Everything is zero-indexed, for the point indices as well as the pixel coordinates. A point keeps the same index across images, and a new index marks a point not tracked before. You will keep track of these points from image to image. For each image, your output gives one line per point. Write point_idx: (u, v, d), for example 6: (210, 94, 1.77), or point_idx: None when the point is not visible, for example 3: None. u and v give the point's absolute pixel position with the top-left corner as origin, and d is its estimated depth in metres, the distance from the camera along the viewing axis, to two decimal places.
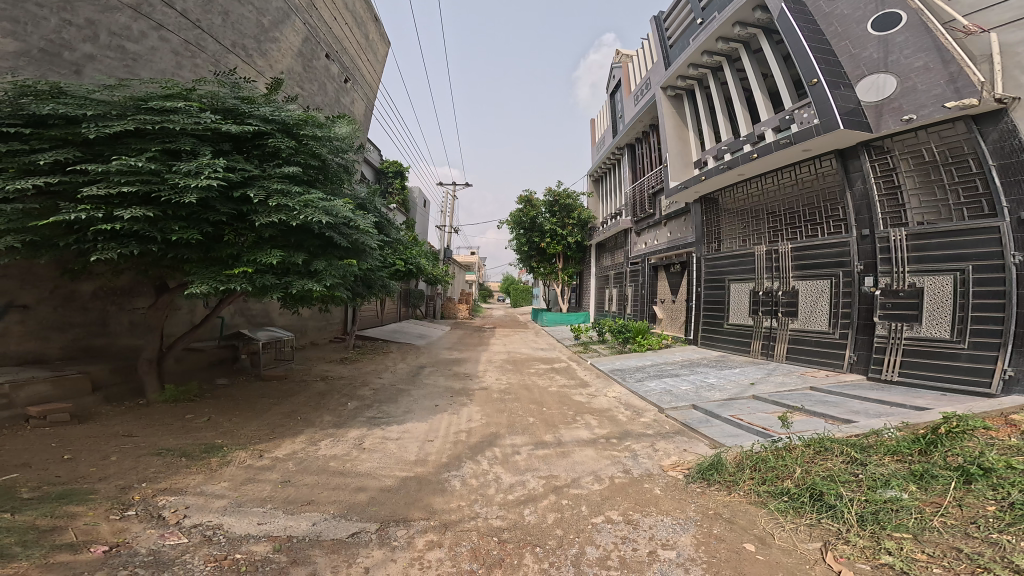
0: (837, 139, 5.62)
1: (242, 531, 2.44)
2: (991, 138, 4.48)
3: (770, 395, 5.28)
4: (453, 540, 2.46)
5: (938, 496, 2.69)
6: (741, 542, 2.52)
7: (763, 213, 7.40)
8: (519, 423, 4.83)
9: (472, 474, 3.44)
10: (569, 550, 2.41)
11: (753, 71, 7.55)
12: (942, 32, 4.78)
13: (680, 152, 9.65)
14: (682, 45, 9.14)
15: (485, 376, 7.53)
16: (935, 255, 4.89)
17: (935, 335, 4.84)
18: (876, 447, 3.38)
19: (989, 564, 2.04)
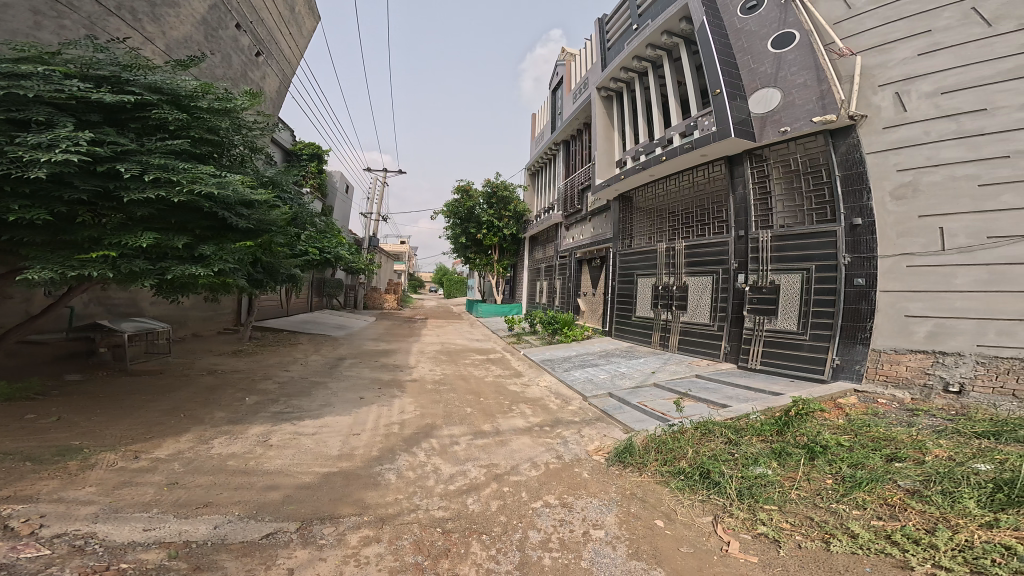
0: (729, 146, 6.33)
1: (125, 539, 2.17)
2: (840, 151, 5.29)
3: (669, 382, 5.87)
4: (392, 534, 2.43)
5: (793, 471, 3.23)
6: (654, 519, 2.82)
7: (666, 214, 8.11)
8: (456, 414, 4.84)
9: (409, 466, 3.40)
10: (513, 535, 2.52)
11: (672, 79, 8.14)
12: (823, 52, 5.48)
13: (606, 151, 10.24)
14: (616, 50, 9.61)
15: (417, 367, 7.40)
16: (791, 254, 5.73)
17: (785, 328, 5.71)
18: (746, 428, 3.96)
19: (834, 530, 2.52)
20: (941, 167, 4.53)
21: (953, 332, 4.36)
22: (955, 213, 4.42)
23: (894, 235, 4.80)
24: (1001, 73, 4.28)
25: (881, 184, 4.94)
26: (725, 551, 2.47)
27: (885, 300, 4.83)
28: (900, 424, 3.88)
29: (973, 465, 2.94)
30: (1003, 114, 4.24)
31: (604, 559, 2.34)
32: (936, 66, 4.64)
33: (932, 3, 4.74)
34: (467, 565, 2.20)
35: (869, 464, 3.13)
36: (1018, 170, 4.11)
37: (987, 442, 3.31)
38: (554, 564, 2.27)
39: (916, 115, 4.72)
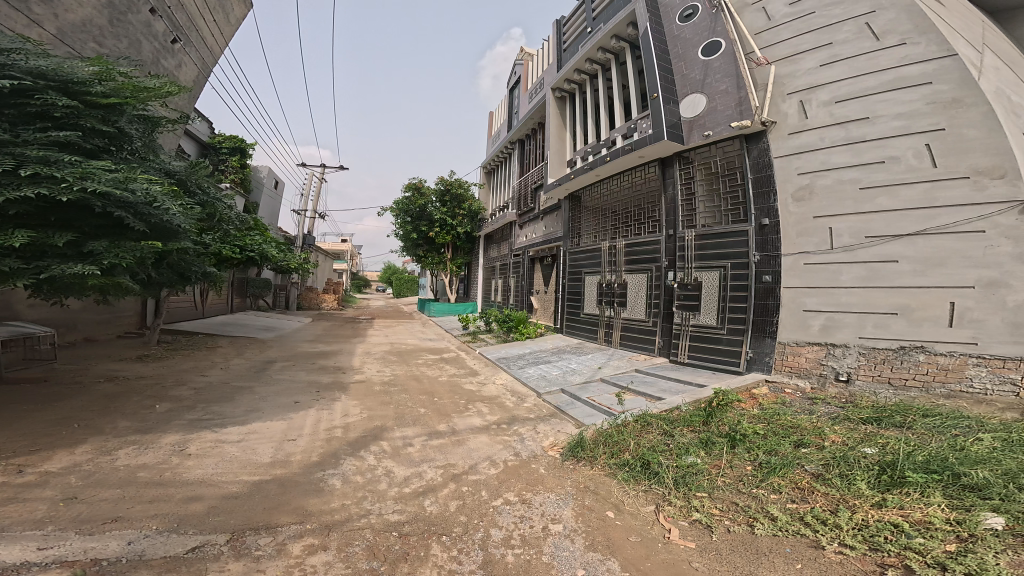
0: (663, 149, 6.75)
1: (15, 560, 1.89)
2: (753, 154, 5.79)
3: (615, 377, 6.11)
4: (341, 541, 2.30)
5: (719, 459, 3.48)
6: (605, 510, 2.91)
7: (610, 213, 8.45)
8: (409, 415, 4.70)
9: (356, 470, 3.24)
10: (475, 535, 2.49)
11: (618, 83, 8.47)
12: (744, 61, 5.93)
13: (557, 150, 10.43)
14: (571, 52, 9.84)
15: (363, 368, 7.10)
16: (710, 253, 6.20)
17: (707, 322, 6.15)
18: (679, 419, 4.23)
19: (757, 514, 2.73)
20: (831, 171, 5.07)
21: (841, 325, 4.89)
22: (841, 214, 4.96)
23: (794, 235, 5.31)
24: (883, 84, 4.83)
25: (783, 187, 5.46)
26: (668, 538, 2.59)
27: (788, 295, 5.35)
28: (802, 412, 4.34)
29: (862, 449, 3.32)
30: (881, 123, 4.77)
31: (564, 553, 2.38)
32: (834, 76, 5.17)
33: (834, 18, 5.29)
34: (427, 568, 2.14)
35: (780, 450, 3.44)
36: (891, 174, 4.66)
37: (872, 427, 3.78)
38: (517, 561, 2.28)
39: (815, 122, 5.25)
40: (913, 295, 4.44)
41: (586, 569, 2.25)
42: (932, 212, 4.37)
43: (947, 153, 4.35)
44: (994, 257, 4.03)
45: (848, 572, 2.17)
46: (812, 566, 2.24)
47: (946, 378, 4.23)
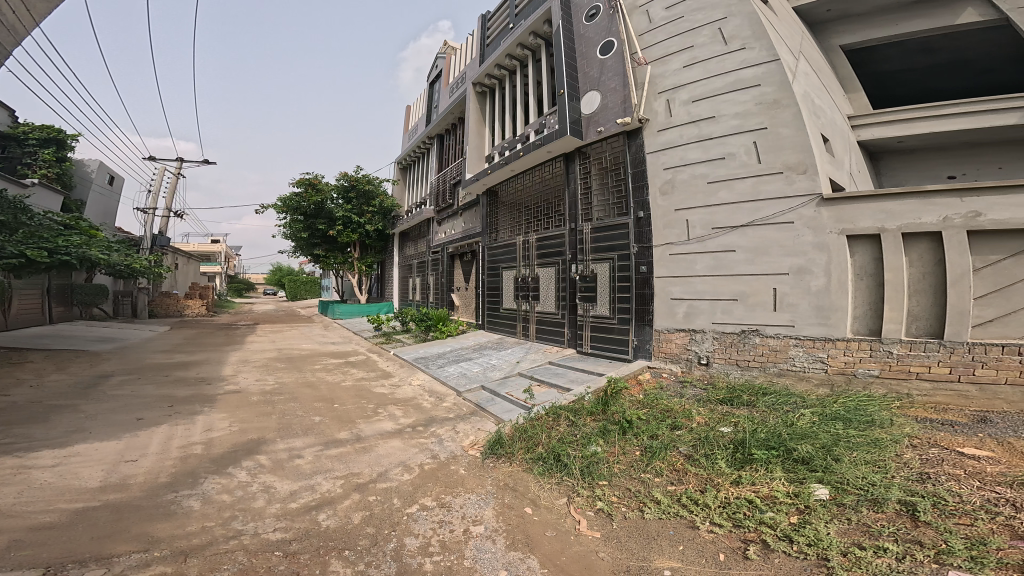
0: (565, 145, 7.16)
1: None
2: (632, 150, 6.37)
3: (531, 370, 6.22)
4: (206, 567, 1.98)
5: (615, 446, 3.73)
6: (524, 507, 2.91)
7: (523, 208, 8.66)
8: (300, 425, 4.24)
9: (222, 489, 2.81)
10: (387, 546, 2.31)
11: (535, 79, 8.66)
12: (627, 60, 6.47)
13: (476, 145, 10.39)
14: (493, 46, 9.82)
15: (237, 378, 6.25)
16: (602, 245, 6.67)
17: (602, 313, 6.59)
18: (582, 408, 4.45)
19: (646, 499, 2.96)
20: (687, 167, 5.76)
21: (699, 312, 5.57)
22: (696, 207, 5.64)
23: (663, 226, 5.92)
24: (726, 86, 5.55)
25: (653, 180, 6.08)
26: (578, 531, 2.67)
27: (659, 284, 5.95)
28: (675, 395, 4.83)
29: (720, 429, 3.79)
30: (724, 122, 5.49)
31: (485, 555, 2.32)
32: (692, 77, 5.84)
33: (695, 24, 5.93)
34: None
35: (660, 434, 3.77)
36: (729, 169, 5.40)
37: (727, 407, 4.35)
38: (436, 568, 2.16)
39: (677, 120, 5.92)
40: (747, 283, 5.21)
41: (508, 569, 2.22)
42: (756, 206, 5.16)
43: (769, 151, 5.15)
44: (801, 247, 4.86)
45: (717, 549, 2.41)
46: (690, 546, 2.46)
47: (775, 358, 5.01)
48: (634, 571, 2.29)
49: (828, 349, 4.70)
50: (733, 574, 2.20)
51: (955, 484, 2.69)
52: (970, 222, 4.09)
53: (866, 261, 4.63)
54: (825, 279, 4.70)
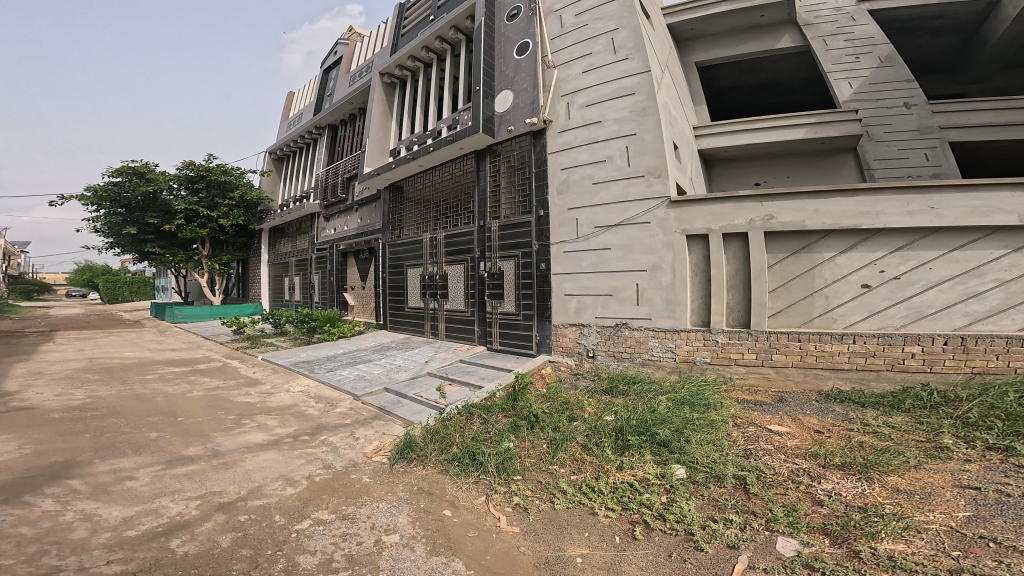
0: (477, 143, 7.23)
1: None
2: (536, 150, 6.68)
3: (441, 369, 6.15)
4: None
5: (525, 441, 3.87)
6: (442, 510, 2.90)
7: (432, 204, 8.55)
8: (131, 442, 3.67)
9: (20, 521, 2.37)
10: (274, 567, 2.15)
11: (450, 74, 8.54)
12: (539, 63, 6.76)
13: (379, 138, 9.89)
14: (410, 36, 9.45)
15: (30, 394, 5.09)
16: (508, 243, 6.89)
17: (509, 310, 6.83)
18: (494, 406, 4.50)
19: (554, 490, 3.19)
20: (578, 168, 6.20)
21: (586, 307, 6.02)
22: (584, 207, 6.08)
23: (559, 225, 6.28)
24: (611, 92, 6.05)
25: (552, 180, 6.45)
26: (499, 527, 2.76)
27: (555, 281, 6.33)
28: (572, 388, 5.22)
29: (606, 417, 4.22)
30: (607, 127, 6.02)
31: (404, 563, 2.27)
32: (588, 83, 6.28)
33: (597, 33, 6.35)
34: None
35: (562, 426, 4.03)
36: (608, 171, 5.93)
37: (609, 397, 4.86)
38: None
39: (574, 123, 6.32)
40: (618, 279, 5.77)
41: None
42: (625, 207, 5.73)
43: (635, 154, 5.74)
44: (655, 245, 5.49)
45: (614, 532, 2.72)
46: (594, 532, 2.74)
47: (639, 350, 5.61)
48: (551, 562, 2.44)
49: (676, 339, 5.40)
50: (627, 554, 2.50)
51: (769, 458, 3.40)
52: (765, 224, 5.00)
53: (699, 259, 5.39)
54: (672, 275, 5.37)
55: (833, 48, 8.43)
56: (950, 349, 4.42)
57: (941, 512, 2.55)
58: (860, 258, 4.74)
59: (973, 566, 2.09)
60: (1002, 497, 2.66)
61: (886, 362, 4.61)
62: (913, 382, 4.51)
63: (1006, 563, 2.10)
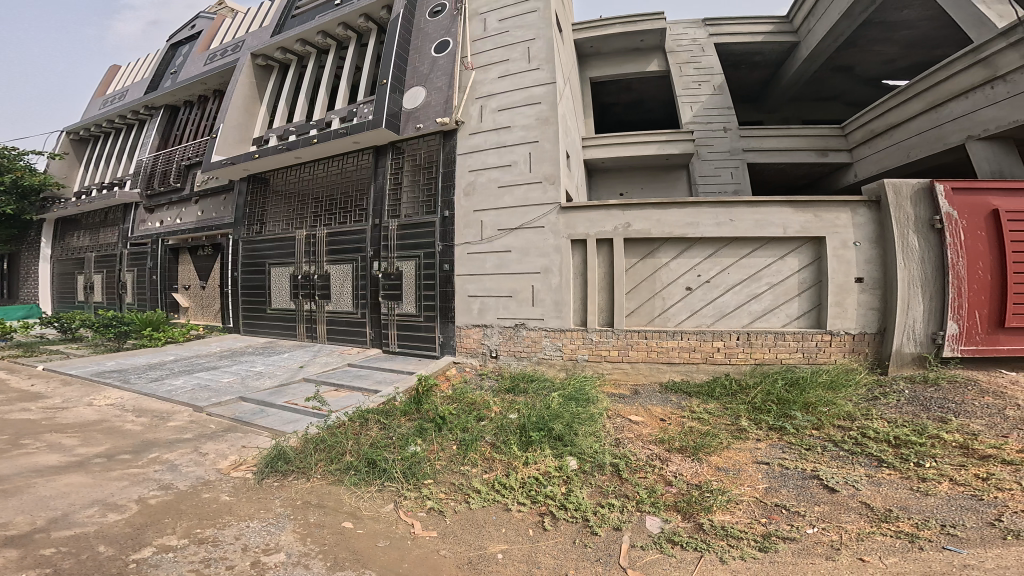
0: (379, 137, 6.89)
1: None
2: (445, 150, 6.64)
3: (318, 374, 5.78)
4: None
5: (433, 444, 3.78)
6: (342, 522, 2.71)
7: (309, 198, 8.08)
8: None
9: None
10: None
11: (351, 62, 7.98)
12: (458, 64, 6.69)
13: (241, 124, 8.73)
14: (302, 18, 8.68)
15: None
16: (408, 243, 6.74)
17: (408, 311, 6.72)
18: (396, 410, 4.36)
19: (469, 490, 3.19)
20: (486, 170, 6.30)
21: (488, 308, 6.17)
22: (489, 210, 6.21)
23: (464, 226, 6.34)
24: (522, 100, 6.27)
25: (459, 182, 6.47)
26: (414, 534, 2.67)
27: (458, 282, 6.37)
28: (478, 388, 5.36)
29: (510, 415, 4.36)
30: (515, 132, 6.22)
31: None
32: (502, 88, 6.44)
33: (515, 42, 6.52)
34: None
35: (470, 427, 4.04)
36: (512, 176, 6.13)
37: (512, 395, 5.06)
38: None
39: (486, 126, 6.41)
40: (516, 281, 6.00)
41: None
42: (525, 211, 5.98)
43: (537, 161, 6.03)
44: (547, 248, 5.83)
45: (528, 525, 2.82)
46: (511, 527, 2.80)
47: (535, 349, 5.91)
48: (474, 561, 2.45)
49: (563, 338, 5.80)
50: (541, 544, 2.62)
51: (632, 445, 3.90)
52: (624, 231, 5.57)
53: (579, 261, 5.82)
54: (560, 277, 5.77)
55: (682, 74, 9.92)
56: (739, 343, 5.32)
57: (748, 486, 3.20)
58: (686, 264, 5.52)
59: (776, 531, 2.64)
60: (783, 470, 3.39)
61: (702, 355, 5.41)
62: (718, 372, 5.37)
63: (795, 526, 2.69)
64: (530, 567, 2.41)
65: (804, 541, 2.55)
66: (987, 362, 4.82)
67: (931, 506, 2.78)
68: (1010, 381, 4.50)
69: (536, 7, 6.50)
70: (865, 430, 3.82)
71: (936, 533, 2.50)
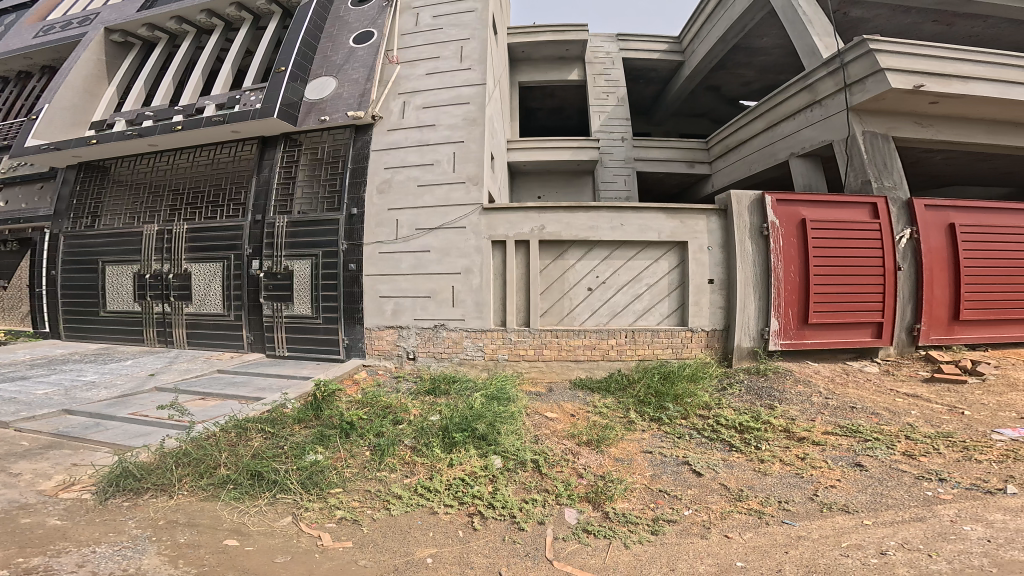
0: (269, 127, 6.31)
1: None
2: (356, 146, 6.25)
3: (176, 382, 5.08)
4: None
5: (339, 452, 3.51)
6: (224, 540, 2.40)
7: (167, 189, 7.16)
8: None
9: None
10: None
11: (239, 46, 7.20)
12: (381, 56, 6.38)
13: (76, 106, 7.21)
14: None
15: None
16: (301, 240, 6.22)
17: (303, 312, 6.21)
18: (288, 418, 3.92)
19: (388, 496, 3.00)
20: (404, 168, 6.07)
21: (404, 309, 5.94)
22: (405, 208, 5.99)
23: (375, 225, 6.02)
24: (450, 99, 6.17)
25: (372, 179, 6.14)
26: (323, 546, 2.44)
27: (368, 282, 6.04)
28: (392, 391, 5.14)
29: (431, 417, 4.22)
30: (439, 131, 6.09)
31: None
32: (428, 85, 6.28)
33: (445, 40, 6.41)
34: None
35: (385, 431, 3.81)
36: (435, 175, 5.99)
37: (433, 397, 4.93)
38: None
39: (407, 123, 6.20)
40: (436, 282, 5.86)
41: None
42: (447, 210, 5.88)
43: (461, 162, 5.96)
44: (468, 249, 5.79)
45: (457, 527, 2.74)
46: (441, 530, 2.69)
47: (456, 350, 5.83)
48: (401, 567, 2.31)
49: (484, 338, 5.79)
50: (473, 544, 2.55)
51: (550, 441, 4.01)
52: (539, 233, 5.74)
53: (499, 262, 5.84)
54: (481, 278, 5.76)
55: (595, 85, 10.65)
56: (626, 340, 5.73)
57: (639, 474, 3.48)
58: (584, 268, 5.82)
59: (662, 514, 2.92)
60: (664, 457, 3.76)
61: (599, 352, 5.74)
62: (614, 369, 5.73)
63: (676, 509, 3.00)
64: (463, 568, 2.33)
65: (683, 522, 2.85)
66: (836, 352, 5.80)
67: (770, 484, 3.26)
68: (814, 371, 5.42)
69: (474, 8, 6.46)
70: (718, 417, 4.39)
71: (776, 509, 2.93)
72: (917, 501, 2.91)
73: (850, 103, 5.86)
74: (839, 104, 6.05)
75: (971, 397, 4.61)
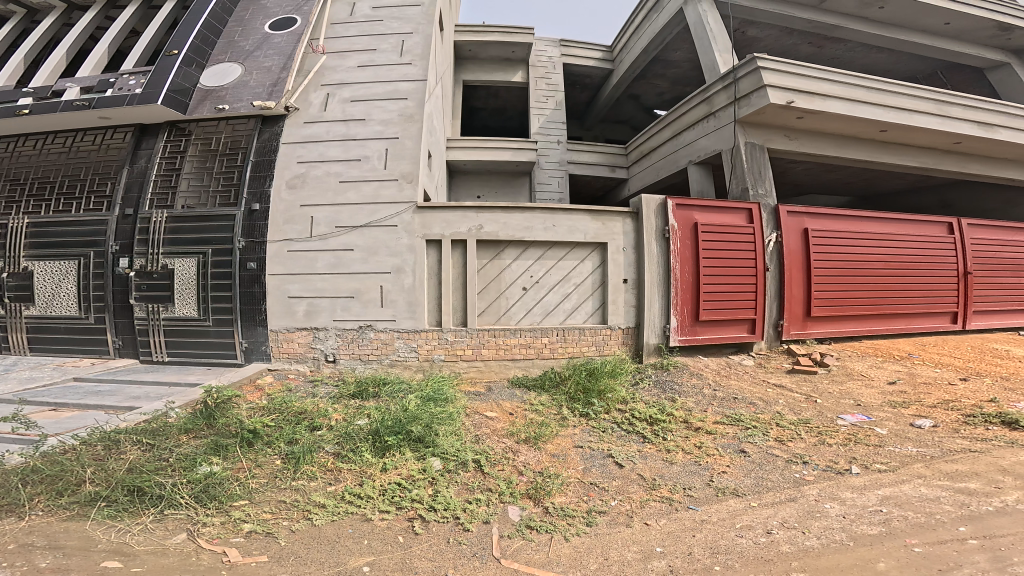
0: (150, 114, 5.53)
1: None
2: (262, 137, 5.69)
3: (17, 393, 4.16)
4: None
5: (239, 462, 3.07)
6: (100, 564, 1.98)
7: (4, 179, 5.98)
8: None
9: None
10: None
11: (121, 25, 6.23)
12: (303, 44, 5.94)
13: None
14: None
15: None
16: (185, 237, 5.47)
17: (187, 314, 5.47)
18: (173, 428, 3.34)
19: (309, 506, 2.69)
20: (324, 163, 5.65)
21: (318, 309, 5.48)
22: (321, 204, 5.55)
23: (282, 222, 5.50)
24: (383, 93, 5.88)
25: (282, 172, 5.60)
26: (228, 562, 2.11)
27: (273, 281, 5.47)
28: (307, 396, 4.70)
29: (358, 422, 3.90)
30: (370, 126, 5.77)
31: None
32: (361, 78, 5.94)
33: (380, 32, 6.15)
34: None
35: (300, 438, 3.43)
36: (361, 171, 5.64)
37: (357, 401, 4.61)
38: None
39: (331, 115, 5.79)
40: (360, 281, 5.50)
41: None
42: (375, 208, 5.55)
43: (394, 158, 5.68)
44: (400, 248, 5.52)
45: (394, 533, 2.54)
46: (375, 537, 2.47)
47: (386, 350, 5.51)
48: None
49: (418, 338, 5.56)
50: (414, 549, 2.37)
51: (491, 440, 3.93)
52: (477, 234, 5.67)
53: (434, 261, 5.65)
54: (413, 277, 5.52)
55: (536, 88, 10.91)
56: (556, 339, 5.85)
57: (573, 469, 3.53)
58: (515, 270, 5.84)
59: (595, 506, 2.99)
60: (593, 451, 3.86)
61: (534, 351, 5.80)
62: (546, 367, 5.81)
63: (604, 500, 3.09)
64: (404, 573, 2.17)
65: (612, 512, 2.93)
66: (731, 347, 6.48)
67: (676, 473, 3.49)
68: (704, 365, 5.99)
69: (420, 3, 6.29)
70: (634, 411, 4.64)
71: (682, 496, 3.15)
72: (789, 483, 3.29)
73: (738, 114, 6.62)
74: (729, 116, 6.82)
75: (821, 386, 5.40)
